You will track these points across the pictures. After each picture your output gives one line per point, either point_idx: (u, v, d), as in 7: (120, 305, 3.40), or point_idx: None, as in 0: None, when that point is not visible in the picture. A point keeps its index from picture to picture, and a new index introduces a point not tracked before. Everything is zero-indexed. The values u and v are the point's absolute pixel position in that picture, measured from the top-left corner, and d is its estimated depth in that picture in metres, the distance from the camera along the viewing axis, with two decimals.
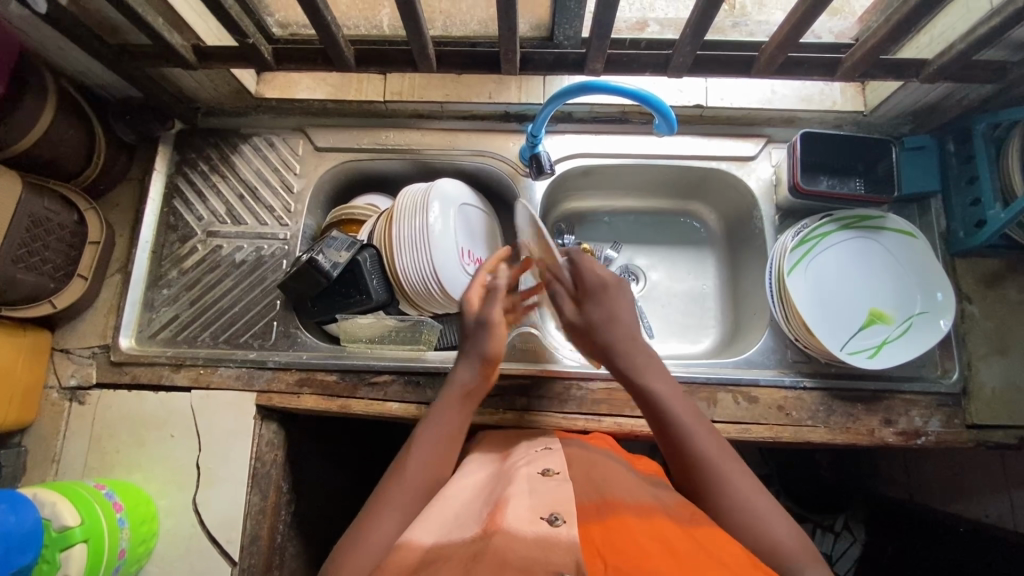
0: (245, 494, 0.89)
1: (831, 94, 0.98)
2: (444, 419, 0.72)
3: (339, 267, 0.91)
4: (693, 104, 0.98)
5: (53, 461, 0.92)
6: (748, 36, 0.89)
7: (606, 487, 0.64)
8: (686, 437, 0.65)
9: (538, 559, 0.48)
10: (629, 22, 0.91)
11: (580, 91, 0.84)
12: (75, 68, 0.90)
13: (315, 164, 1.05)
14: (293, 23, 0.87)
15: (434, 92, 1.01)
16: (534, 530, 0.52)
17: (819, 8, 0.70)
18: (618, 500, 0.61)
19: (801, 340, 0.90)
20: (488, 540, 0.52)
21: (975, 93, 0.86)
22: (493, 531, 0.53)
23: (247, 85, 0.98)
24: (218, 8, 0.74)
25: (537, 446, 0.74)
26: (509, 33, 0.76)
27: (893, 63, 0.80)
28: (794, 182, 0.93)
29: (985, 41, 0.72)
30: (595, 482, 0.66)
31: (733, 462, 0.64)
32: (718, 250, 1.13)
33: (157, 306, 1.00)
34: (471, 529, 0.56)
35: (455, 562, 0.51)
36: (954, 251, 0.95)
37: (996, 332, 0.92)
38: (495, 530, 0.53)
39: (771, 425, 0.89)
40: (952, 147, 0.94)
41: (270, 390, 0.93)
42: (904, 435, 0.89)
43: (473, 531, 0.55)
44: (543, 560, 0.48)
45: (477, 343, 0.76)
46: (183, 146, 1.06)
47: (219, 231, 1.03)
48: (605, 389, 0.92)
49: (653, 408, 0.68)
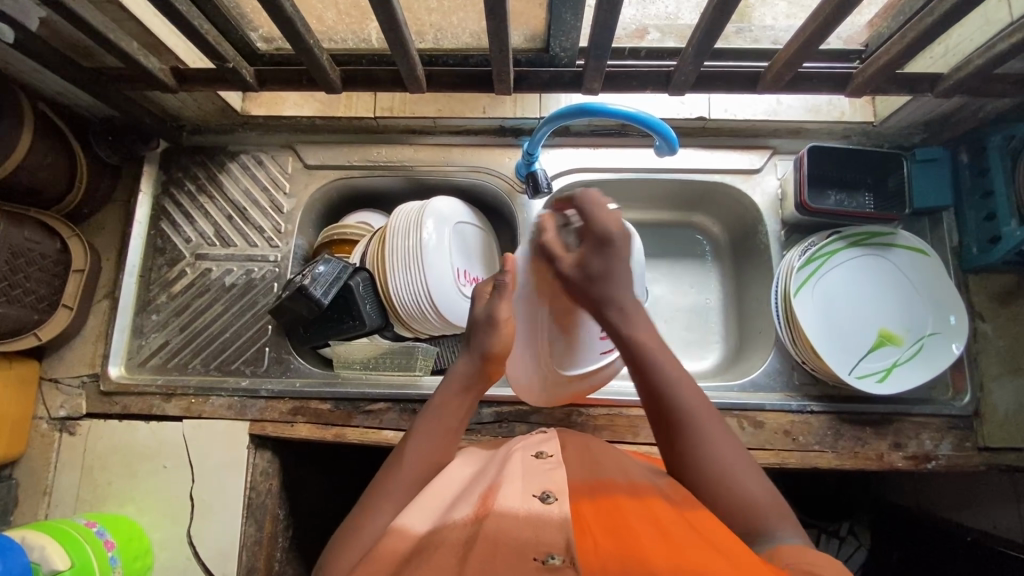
0: (240, 526, 0.87)
1: (839, 104, 0.95)
2: (442, 416, 0.69)
3: (331, 294, 0.87)
4: (695, 117, 0.94)
5: (44, 494, 0.90)
6: (753, 43, 0.82)
7: (602, 468, 0.62)
8: (675, 392, 0.61)
9: (528, 540, 0.48)
10: (628, 28, 0.83)
11: (578, 113, 0.82)
12: (52, 90, 0.87)
13: (305, 183, 1.01)
14: (277, 38, 0.81)
15: (427, 107, 0.97)
16: (527, 509, 0.52)
17: (835, 24, 0.65)
18: (613, 482, 0.59)
19: (808, 363, 0.88)
20: (480, 523, 0.51)
21: (991, 106, 0.82)
22: (484, 514, 0.52)
23: (232, 102, 0.95)
24: (194, 32, 0.70)
25: (533, 433, 0.72)
26: (502, 54, 0.73)
27: (906, 78, 0.77)
28: (801, 200, 0.89)
29: (1005, 57, 0.68)
30: (591, 464, 0.63)
31: (720, 418, 0.62)
32: (723, 263, 1.10)
33: (146, 332, 0.98)
34: (463, 511, 0.54)
35: (447, 547, 0.49)
36: (966, 268, 0.92)
37: (1009, 351, 0.89)
38: (487, 513, 0.52)
39: (777, 450, 0.86)
40: (966, 158, 0.91)
41: (263, 419, 0.91)
42: (914, 459, 0.86)
43: (465, 512, 0.54)
44: (533, 539, 0.48)
45: (478, 340, 0.71)
46: (169, 166, 1.03)
47: (208, 253, 1.00)
48: (606, 414, 0.90)
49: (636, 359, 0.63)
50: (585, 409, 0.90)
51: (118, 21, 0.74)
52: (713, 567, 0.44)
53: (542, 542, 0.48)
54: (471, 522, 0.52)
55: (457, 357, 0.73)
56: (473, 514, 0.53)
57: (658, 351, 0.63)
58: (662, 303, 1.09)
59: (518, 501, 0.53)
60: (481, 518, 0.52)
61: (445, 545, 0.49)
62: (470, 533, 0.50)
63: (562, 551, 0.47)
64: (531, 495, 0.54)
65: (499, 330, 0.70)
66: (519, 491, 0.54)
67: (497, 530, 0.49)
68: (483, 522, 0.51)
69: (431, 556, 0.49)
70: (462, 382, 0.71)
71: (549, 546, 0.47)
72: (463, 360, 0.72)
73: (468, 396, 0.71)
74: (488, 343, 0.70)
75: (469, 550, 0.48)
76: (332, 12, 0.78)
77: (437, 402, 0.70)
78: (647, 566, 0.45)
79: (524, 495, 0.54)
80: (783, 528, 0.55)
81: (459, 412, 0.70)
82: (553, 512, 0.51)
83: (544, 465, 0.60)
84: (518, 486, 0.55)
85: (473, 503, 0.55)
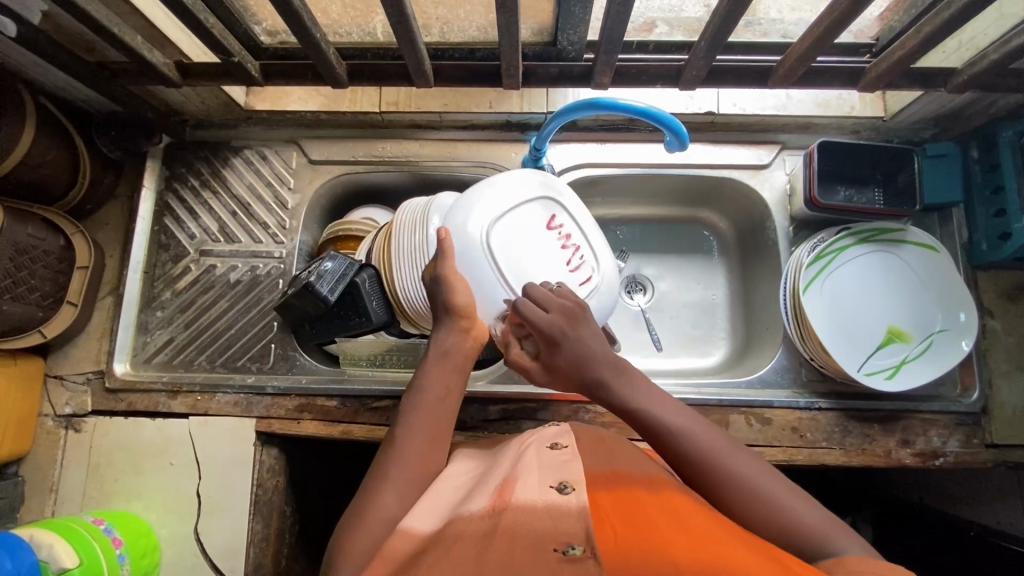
0: (247, 523, 0.87)
1: (849, 99, 0.94)
2: (431, 387, 0.67)
3: (337, 290, 0.86)
4: (704, 112, 0.93)
5: (50, 491, 0.90)
6: (762, 36, 0.81)
7: (617, 460, 0.63)
8: (683, 438, 0.60)
9: (548, 530, 0.48)
10: (636, 22, 0.82)
11: (587, 108, 0.82)
12: (55, 85, 0.86)
13: (310, 178, 1.01)
14: (281, 31, 0.80)
15: (432, 102, 0.96)
16: (545, 501, 0.52)
17: (850, 18, 0.65)
18: (629, 474, 0.59)
19: (817, 360, 0.88)
20: (499, 516, 0.51)
21: (1004, 101, 0.81)
22: (503, 506, 0.52)
23: (236, 97, 0.94)
24: (199, 26, 0.70)
25: (547, 427, 0.72)
26: (511, 48, 0.72)
27: (918, 73, 0.76)
28: (811, 196, 0.88)
29: (1020, 53, 0.67)
30: (605, 455, 0.64)
31: (734, 444, 0.60)
32: (729, 259, 1.09)
33: (151, 329, 0.97)
34: (480, 503, 0.55)
35: (466, 538, 0.50)
36: (975, 264, 0.91)
37: (1018, 348, 0.89)
38: (506, 504, 0.52)
39: (785, 447, 0.86)
40: (976, 154, 0.89)
41: (270, 416, 0.91)
42: (922, 456, 0.86)
43: (483, 505, 0.54)
44: (553, 529, 0.48)
45: (440, 298, 0.74)
46: (172, 161, 1.02)
47: (212, 250, 1.00)
48: (614, 412, 0.90)
49: (645, 427, 0.62)
50: (592, 406, 0.90)
51: (121, 14, 0.73)
52: (734, 560, 0.44)
53: (561, 532, 0.48)
54: (489, 515, 0.52)
55: (434, 326, 0.74)
56: (491, 506, 0.53)
57: (654, 404, 0.62)
58: (667, 299, 1.08)
59: (535, 493, 0.53)
60: (501, 509, 0.52)
61: (463, 538, 0.50)
62: (489, 524, 0.50)
63: (582, 541, 0.47)
64: (547, 487, 0.54)
65: (453, 284, 0.74)
66: (536, 484, 0.55)
67: (516, 521, 0.50)
68: (502, 514, 0.51)
69: (450, 546, 0.49)
70: (449, 348, 0.71)
71: (568, 536, 0.47)
72: (443, 330, 0.72)
73: (455, 363, 0.70)
74: (447, 296, 0.73)
75: (489, 541, 0.48)
76: (338, 5, 0.78)
77: (425, 369, 0.69)
78: (668, 555, 0.45)
79: (542, 487, 0.54)
80: (842, 540, 0.52)
81: (449, 379, 0.68)
82: (571, 504, 0.52)
83: (560, 458, 0.61)
84: (535, 479, 0.56)
85: (490, 495, 0.56)
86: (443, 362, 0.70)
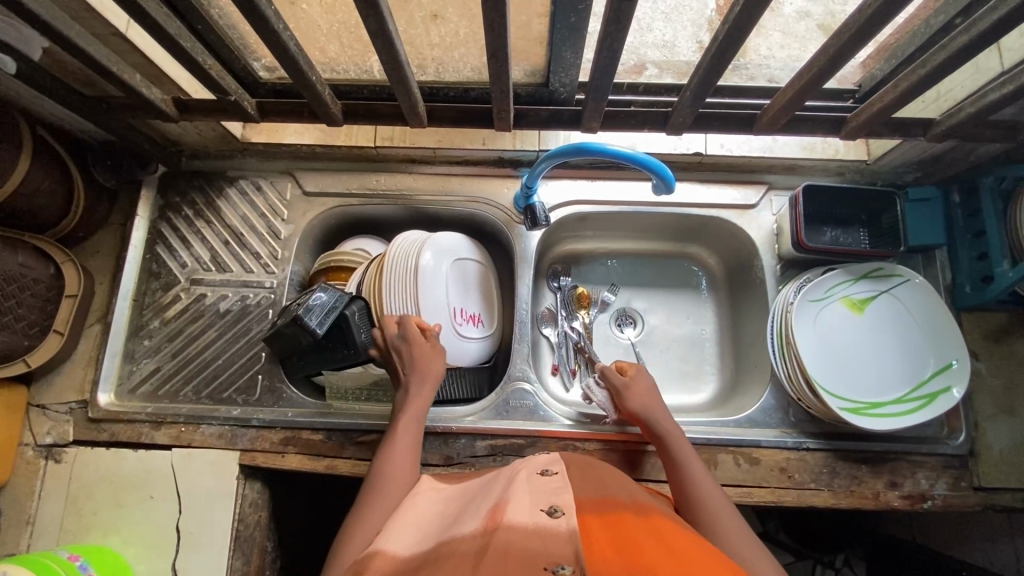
0: (227, 561, 0.85)
1: (834, 143, 0.97)
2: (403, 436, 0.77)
3: (326, 323, 0.84)
4: (692, 153, 0.96)
5: (26, 524, 0.88)
6: (749, 80, 0.86)
7: (606, 487, 0.62)
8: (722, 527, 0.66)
9: (539, 550, 0.46)
10: (627, 64, 0.86)
11: (577, 152, 0.83)
12: (52, 115, 0.87)
13: (304, 210, 1.01)
14: (279, 68, 0.82)
15: (427, 138, 0.99)
16: (535, 524, 0.51)
17: (829, 74, 0.66)
18: (618, 501, 0.59)
19: (803, 401, 0.88)
20: (490, 535, 0.49)
21: (983, 149, 0.83)
22: (494, 527, 0.51)
23: (232, 130, 0.96)
24: (198, 68, 0.71)
25: (537, 456, 0.72)
26: (503, 93, 0.74)
27: (899, 122, 0.78)
28: (799, 239, 0.90)
29: (996, 106, 0.69)
30: (596, 483, 0.63)
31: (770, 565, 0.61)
32: (718, 294, 1.10)
33: (138, 358, 0.96)
34: (471, 526, 0.53)
35: (454, 558, 0.48)
36: (960, 306, 0.92)
37: (1003, 390, 0.90)
38: (497, 525, 0.51)
39: (773, 488, 0.86)
40: (958, 198, 0.92)
41: (254, 449, 0.90)
42: (910, 499, 0.86)
43: (472, 528, 0.53)
44: (543, 549, 0.47)
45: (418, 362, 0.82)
46: (168, 190, 1.03)
47: (203, 279, 1.00)
48: (602, 449, 0.89)
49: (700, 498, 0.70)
50: (579, 443, 0.89)
51: (121, 53, 0.75)
52: None
53: (552, 552, 0.46)
54: (480, 536, 0.50)
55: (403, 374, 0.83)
56: (482, 528, 0.52)
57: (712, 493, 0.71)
58: (657, 333, 1.08)
59: (525, 517, 0.52)
60: (491, 530, 0.50)
61: (454, 557, 0.48)
62: (480, 545, 0.48)
63: (572, 561, 0.45)
64: (538, 511, 0.53)
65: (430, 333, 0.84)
66: (526, 508, 0.54)
67: (507, 539, 0.48)
68: (494, 533, 0.49)
69: (441, 565, 0.47)
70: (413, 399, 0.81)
71: (558, 556, 0.46)
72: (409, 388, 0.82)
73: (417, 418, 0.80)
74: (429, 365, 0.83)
75: (481, 558, 0.46)
76: (335, 45, 0.79)
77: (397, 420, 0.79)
78: None
79: (532, 511, 0.53)
80: None
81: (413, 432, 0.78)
82: (561, 526, 0.50)
83: (550, 483, 0.60)
84: (525, 503, 0.55)
85: (480, 519, 0.54)
86: (412, 417, 0.80)
